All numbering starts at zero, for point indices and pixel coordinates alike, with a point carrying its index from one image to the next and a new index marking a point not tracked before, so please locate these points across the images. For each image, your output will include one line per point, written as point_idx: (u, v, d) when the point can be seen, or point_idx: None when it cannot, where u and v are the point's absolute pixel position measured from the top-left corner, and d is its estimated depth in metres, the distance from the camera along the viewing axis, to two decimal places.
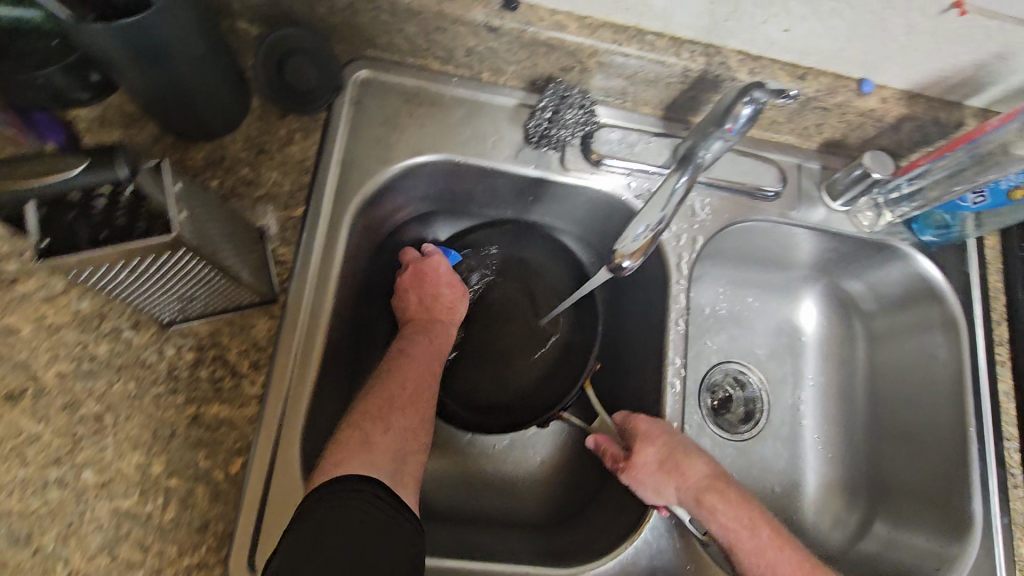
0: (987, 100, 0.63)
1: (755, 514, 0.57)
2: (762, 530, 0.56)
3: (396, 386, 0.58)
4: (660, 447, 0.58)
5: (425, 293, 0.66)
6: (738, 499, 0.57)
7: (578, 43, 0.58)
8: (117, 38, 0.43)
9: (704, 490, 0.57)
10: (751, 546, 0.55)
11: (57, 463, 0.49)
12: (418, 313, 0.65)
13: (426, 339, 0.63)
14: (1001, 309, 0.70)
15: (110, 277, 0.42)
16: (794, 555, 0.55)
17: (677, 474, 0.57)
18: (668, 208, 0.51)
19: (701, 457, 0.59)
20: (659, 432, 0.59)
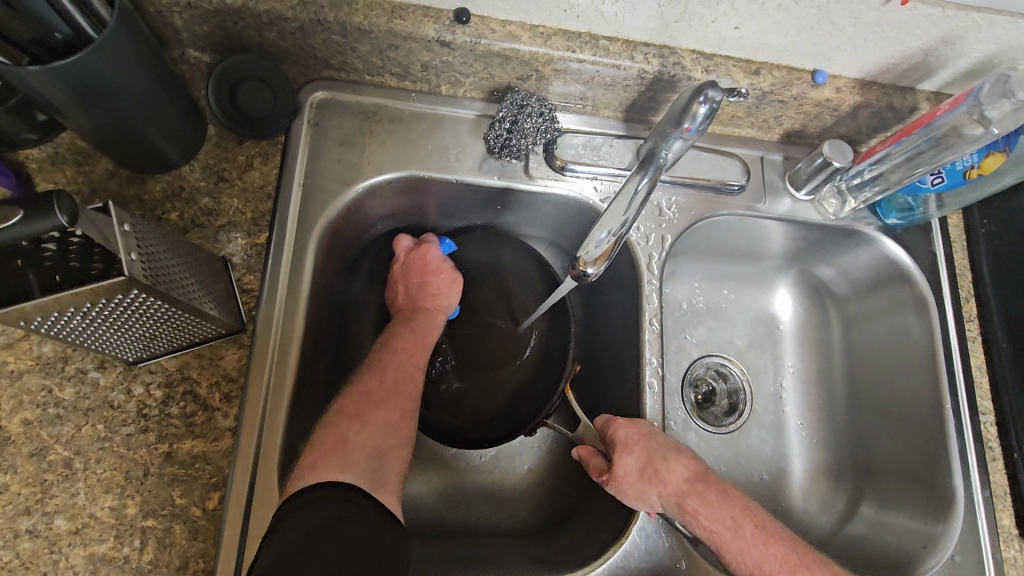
0: (938, 84, 0.64)
1: (739, 513, 0.56)
2: (746, 527, 0.56)
3: (375, 377, 0.59)
4: (639, 453, 0.57)
5: (411, 283, 0.66)
6: (720, 498, 0.57)
7: (532, 52, 0.58)
8: (56, 79, 0.43)
9: (686, 495, 0.56)
10: (737, 545, 0.55)
11: (27, 512, 0.48)
12: (405, 304, 0.66)
13: (410, 330, 0.63)
14: (968, 286, 0.72)
15: (68, 326, 0.42)
16: (779, 549, 0.55)
17: (658, 479, 0.57)
18: (629, 212, 0.51)
19: (682, 458, 0.59)
20: (637, 437, 0.58)
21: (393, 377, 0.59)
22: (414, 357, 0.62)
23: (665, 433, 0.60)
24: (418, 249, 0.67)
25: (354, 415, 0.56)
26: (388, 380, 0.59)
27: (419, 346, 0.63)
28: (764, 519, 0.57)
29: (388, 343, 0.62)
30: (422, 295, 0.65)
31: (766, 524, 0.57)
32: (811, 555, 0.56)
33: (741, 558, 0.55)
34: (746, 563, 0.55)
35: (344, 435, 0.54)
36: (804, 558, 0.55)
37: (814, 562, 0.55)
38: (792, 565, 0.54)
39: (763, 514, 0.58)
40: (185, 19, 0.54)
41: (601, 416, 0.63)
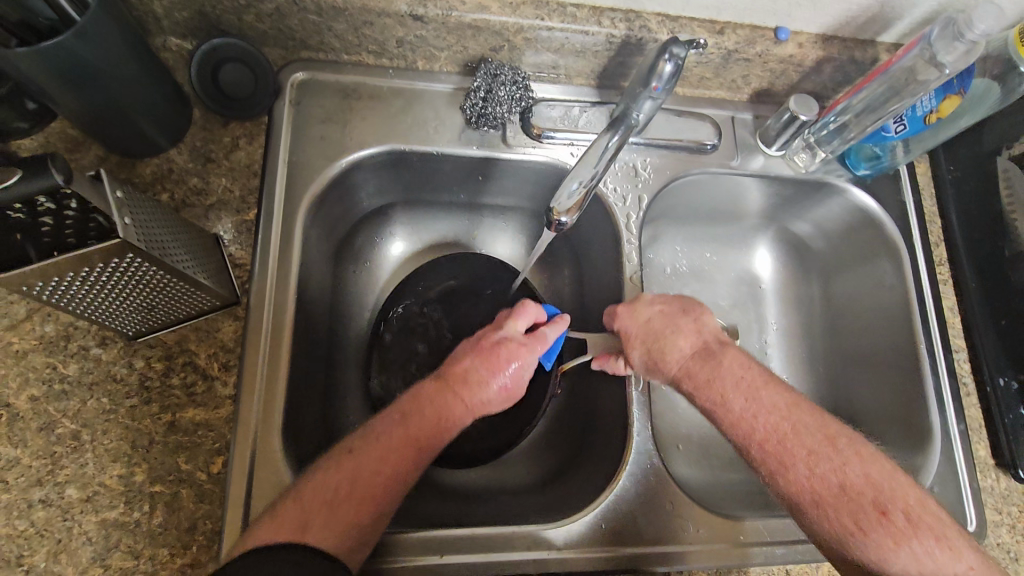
0: (896, 36, 0.67)
1: (729, 387, 0.57)
2: (738, 398, 0.56)
3: (362, 466, 0.49)
4: (637, 345, 0.61)
5: (481, 368, 0.56)
6: (714, 372, 0.58)
7: (503, 21, 0.60)
8: (45, 62, 0.45)
9: (681, 375, 0.59)
10: (727, 413, 0.56)
11: (39, 483, 0.50)
12: (458, 381, 0.55)
13: (443, 425, 0.53)
14: (937, 232, 0.75)
15: (69, 293, 0.43)
16: (768, 420, 0.55)
17: (655, 361, 0.60)
18: (601, 163, 0.54)
19: (682, 335, 0.60)
20: (635, 322, 0.61)
21: (385, 476, 0.49)
22: (417, 458, 0.51)
23: (665, 316, 0.61)
24: (516, 345, 0.58)
25: (325, 497, 0.47)
26: (371, 469, 0.49)
27: (432, 449, 0.52)
28: (758, 389, 0.56)
29: (404, 421, 0.52)
30: (473, 387, 0.55)
31: (762, 393, 0.56)
32: (810, 423, 0.55)
33: (732, 431, 0.56)
34: (736, 433, 0.56)
35: (305, 517, 0.46)
36: (799, 427, 0.54)
37: (810, 431, 0.54)
38: (784, 431, 0.54)
39: (763, 381, 0.57)
40: (164, 5, 0.56)
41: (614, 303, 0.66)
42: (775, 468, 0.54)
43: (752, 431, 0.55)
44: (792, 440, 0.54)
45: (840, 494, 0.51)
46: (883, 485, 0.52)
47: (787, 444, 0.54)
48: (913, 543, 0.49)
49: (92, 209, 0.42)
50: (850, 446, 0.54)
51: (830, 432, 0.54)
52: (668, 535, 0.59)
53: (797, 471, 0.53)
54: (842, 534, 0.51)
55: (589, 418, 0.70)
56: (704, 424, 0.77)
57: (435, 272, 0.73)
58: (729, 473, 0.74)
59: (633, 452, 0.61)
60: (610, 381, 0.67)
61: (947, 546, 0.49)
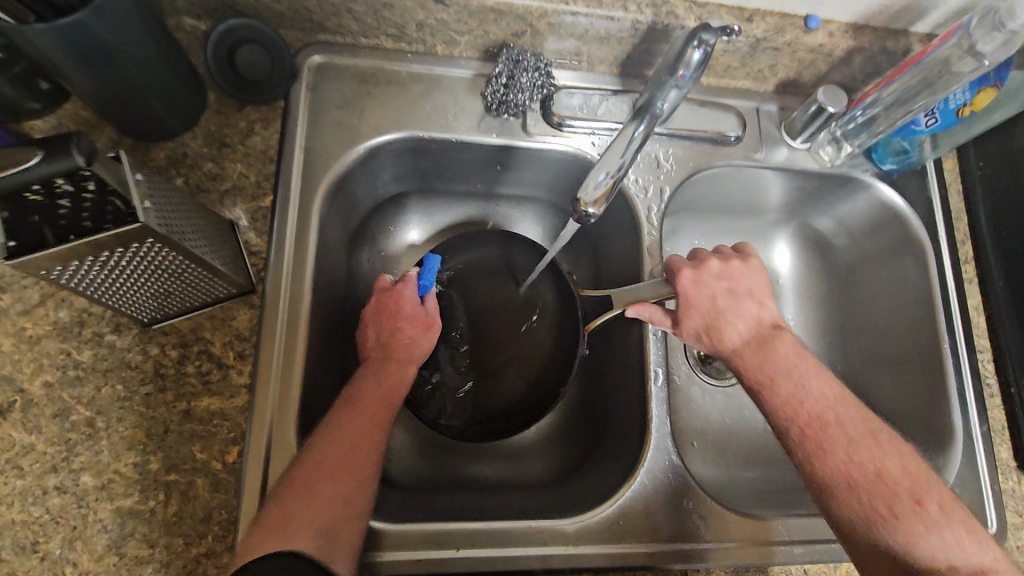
0: (930, 26, 0.65)
1: (779, 372, 0.57)
2: (785, 383, 0.56)
3: (330, 455, 0.51)
4: (697, 314, 0.60)
5: (382, 332, 0.61)
6: (766, 357, 0.58)
7: (526, 5, 0.58)
8: (62, 40, 0.43)
9: (741, 351, 0.59)
10: (772, 394, 0.56)
11: (54, 470, 0.49)
12: (374, 350, 0.60)
13: (386, 382, 0.57)
14: (963, 229, 0.73)
15: (84, 277, 0.42)
16: (814, 407, 0.55)
17: (711, 337, 0.60)
18: (627, 155, 0.53)
19: (738, 315, 0.60)
20: (698, 293, 0.60)
21: (354, 451, 0.52)
22: (378, 418, 0.54)
23: (727, 293, 0.61)
24: (392, 294, 0.62)
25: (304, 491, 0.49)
26: (346, 448, 0.51)
27: (388, 407, 0.56)
28: (805, 376, 0.57)
29: (351, 400, 0.55)
30: (391, 345, 0.60)
31: (811, 380, 0.56)
32: (852, 414, 0.55)
33: (774, 409, 0.56)
34: (778, 413, 0.56)
35: (294, 517, 0.47)
36: (841, 416, 0.55)
37: (851, 420, 0.55)
38: (827, 418, 0.55)
39: (814, 370, 0.57)
40: None
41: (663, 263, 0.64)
42: (813, 450, 0.54)
43: (795, 414, 0.55)
44: (833, 428, 0.54)
45: (874, 481, 0.52)
46: (915, 476, 0.52)
47: (827, 429, 0.54)
48: (942, 531, 0.50)
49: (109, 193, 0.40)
50: (889, 440, 0.54)
51: (871, 424, 0.54)
52: (685, 533, 0.58)
53: (835, 455, 0.53)
54: (871, 518, 0.51)
55: (606, 412, 0.69)
56: (720, 421, 0.76)
57: (446, 260, 0.70)
58: (745, 471, 0.73)
59: (651, 448, 0.60)
60: (629, 374, 0.66)
61: (973, 535, 0.50)
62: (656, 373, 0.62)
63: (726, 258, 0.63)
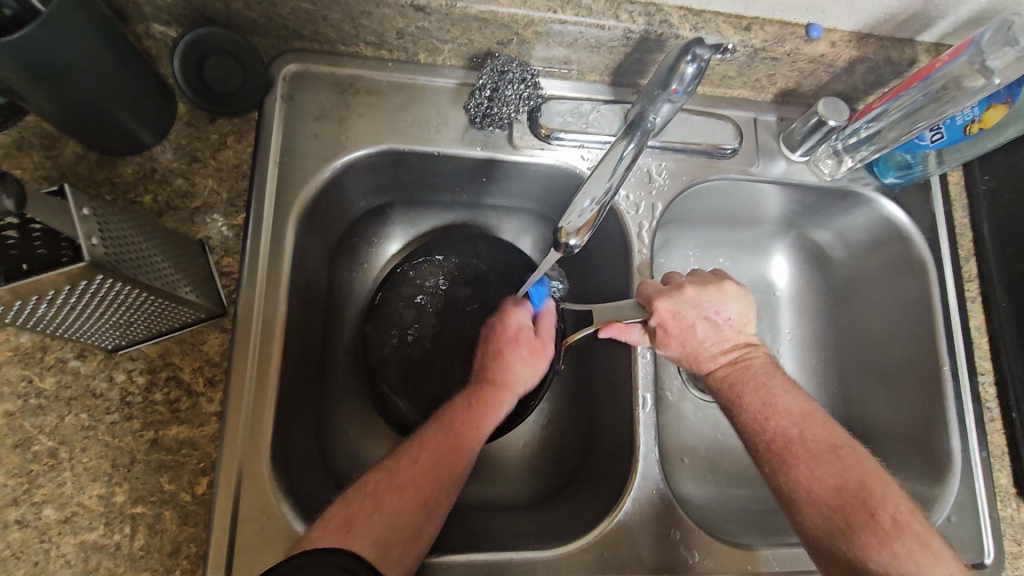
0: (938, 35, 0.62)
1: (746, 391, 0.55)
2: (754, 400, 0.54)
3: (407, 467, 0.51)
4: (672, 337, 0.57)
5: (489, 351, 0.61)
6: (738, 378, 0.56)
7: (511, 14, 0.55)
8: (9, 60, 0.41)
9: (729, 375, 0.56)
10: (741, 411, 0.54)
11: (16, 503, 0.48)
12: (479, 371, 0.61)
13: (480, 409, 0.56)
14: (968, 245, 0.70)
15: (36, 314, 0.40)
16: (779, 423, 0.52)
17: (688, 361, 0.58)
18: (613, 179, 0.50)
19: (713, 339, 0.58)
20: (675, 322, 0.57)
21: (433, 466, 0.52)
22: (463, 443, 0.54)
23: (703, 309, 0.58)
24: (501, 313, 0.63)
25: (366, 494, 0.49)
26: (423, 462, 0.52)
27: (480, 430, 0.55)
28: (771, 394, 0.54)
29: (445, 415, 0.56)
30: (495, 366, 0.60)
31: (776, 396, 0.54)
32: (816, 429, 0.52)
33: (745, 428, 0.53)
34: (746, 431, 0.53)
35: (354, 518, 0.47)
36: (805, 433, 0.52)
37: (816, 436, 0.51)
38: (791, 434, 0.51)
39: (782, 386, 0.54)
40: None
41: (645, 281, 0.63)
42: (777, 465, 0.51)
43: (761, 431, 0.52)
44: (796, 444, 0.51)
45: (836, 496, 0.48)
46: (877, 492, 0.48)
47: (791, 445, 0.51)
48: (898, 547, 0.46)
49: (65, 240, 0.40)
50: (852, 455, 0.50)
51: (836, 440, 0.51)
52: (672, 563, 0.57)
53: (797, 471, 0.50)
54: (832, 535, 0.47)
55: (593, 434, 0.67)
56: (711, 437, 0.74)
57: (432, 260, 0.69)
58: (737, 491, 0.71)
59: (639, 477, 0.58)
60: (618, 396, 0.63)
61: (933, 553, 0.45)
62: (644, 398, 0.60)
63: (700, 280, 0.60)
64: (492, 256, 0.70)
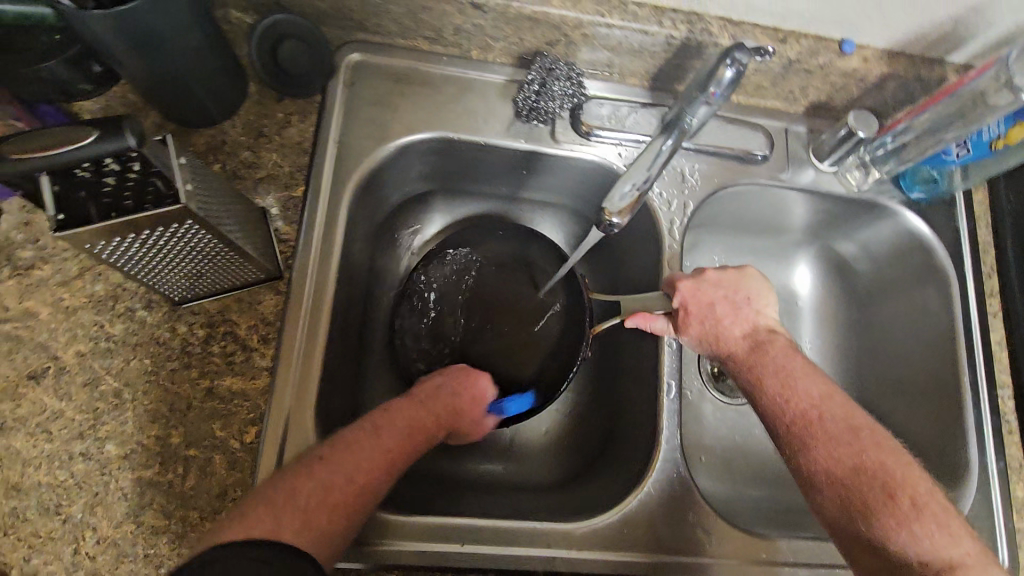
0: (967, 56, 0.65)
1: (765, 372, 0.56)
2: (772, 380, 0.55)
3: (336, 476, 0.48)
4: (695, 320, 0.59)
5: (444, 383, 0.60)
6: (758, 360, 0.57)
7: (562, 16, 0.59)
8: (116, 29, 0.45)
9: (750, 358, 0.58)
10: (761, 393, 0.56)
11: (81, 437, 0.51)
12: (424, 393, 0.59)
13: (417, 434, 0.55)
14: (991, 262, 0.72)
15: (124, 253, 0.44)
16: (799, 404, 0.54)
17: (709, 340, 0.60)
18: (654, 168, 0.54)
19: (733, 320, 0.60)
20: (696, 303, 0.59)
21: (366, 482, 0.49)
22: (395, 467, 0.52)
23: (724, 292, 0.61)
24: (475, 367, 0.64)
25: (291, 495, 0.46)
26: (360, 478, 0.49)
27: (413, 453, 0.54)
28: (790, 376, 0.55)
29: (380, 427, 0.53)
30: (442, 397, 0.59)
31: (796, 378, 0.55)
32: (836, 412, 0.53)
33: (765, 410, 0.55)
34: (767, 412, 0.55)
35: (281, 523, 0.45)
36: (825, 414, 0.53)
37: (835, 418, 0.53)
38: (811, 415, 0.53)
39: (802, 369, 0.56)
40: None
41: (674, 273, 0.66)
42: (797, 445, 0.53)
43: (782, 412, 0.54)
44: (817, 426, 0.53)
45: (854, 475, 0.50)
46: (895, 472, 0.50)
47: (811, 427, 0.53)
48: (914, 526, 0.48)
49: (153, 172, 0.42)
50: (871, 436, 0.52)
51: (855, 422, 0.53)
52: (688, 545, 0.59)
53: (817, 452, 0.52)
54: (850, 513, 0.49)
55: (615, 422, 0.69)
56: (729, 437, 0.76)
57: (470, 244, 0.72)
58: (752, 490, 0.73)
59: (660, 462, 0.61)
60: (642, 385, 0.66)
61: (949, 534, 0.47)
62: (669, 385, 0.62)
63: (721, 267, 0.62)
64: (528, 245, 0.73)
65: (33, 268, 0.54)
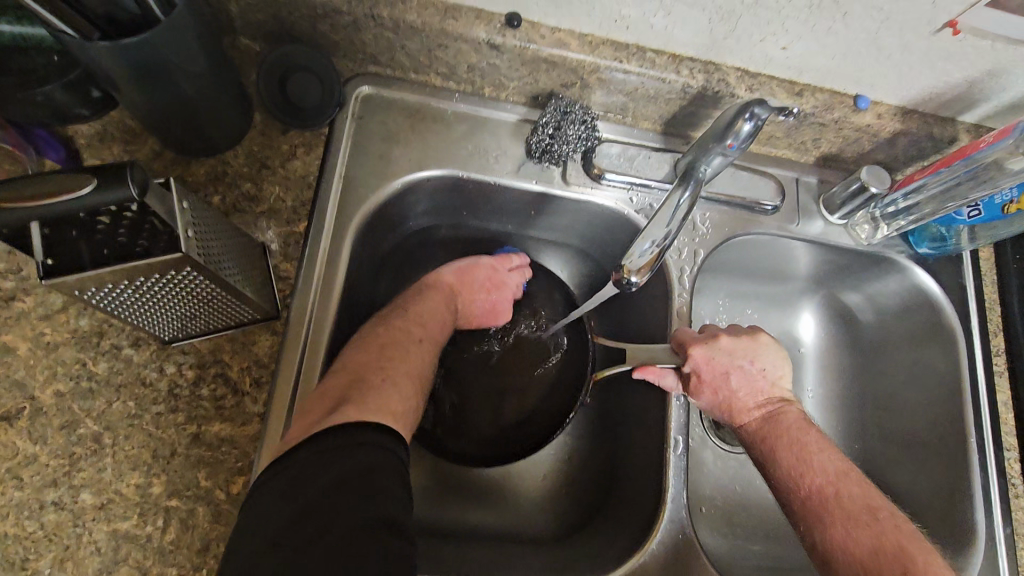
0: (979, 116, 0.65)
1: (778, 443, 0.55)
2: (786, 454, 0.54)
3: (430, 360, 0.58)
4: (706, 387, 0.58)
5: (489, 293, 0.66)
6: (771, 432, 0.56)
7: (580, 60, 0.58)
8: (120, 56, 0.43)
9: (763, 430, 0.57)
10: (773, 466, 0.55)
11: (54, 485, 0.48)
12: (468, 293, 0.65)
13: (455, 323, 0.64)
14: (997, 320, 0.72)
15: (115, 296, 0.42)
16: (813, 479, 0.52)
17: (720, 409, 0.59)
18: (673, 224, 0.53)
19: (747, 390, 0.59)
20: (709, 369, 0.58)
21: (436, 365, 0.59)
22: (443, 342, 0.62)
23: (738, 358, 0.60)
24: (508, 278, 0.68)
25: (409, 375, 0.54)
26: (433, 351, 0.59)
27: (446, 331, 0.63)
28: (803, 448, 0.54)
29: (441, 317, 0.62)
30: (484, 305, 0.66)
31: (811, 452, 0.54)
32: (853, 490, 0.51)
33: (780, 484, 0.54)
34: (780, 486, 0.54)
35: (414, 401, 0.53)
36: (841, 492, 0.51)
37: (852, 497, 0.51)
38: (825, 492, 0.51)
39: (816, 443, 0.55)
40: (241, 6, 0.55)
41: (683, 326, 0.64)
42: (813, 523, 0.51)
43: (795, 487, 0.52)
44: (832, 503, 0.51)
45: (872, 558, 0.47)
46: (918, 557, 0.47)
47: (826, 504, 0.51)
48: None
49: (151, 211, 0.39)
50: (890, 518, 0.50)
51: (873, 502, 0.50)
52: None
53: (832, 530, 0.50)
54: None
55: (616, 473, 0.67)
56: (729, 488, 0.74)
57: None
58: (752, 544, 0.71)
59: (666, 519, 0.58)
60: (646, 436, 0.64)
61: None
62: (675, 441, 0.60)
63: (735, 331, 0.61)
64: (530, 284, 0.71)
65: (13, 299, 0.51)
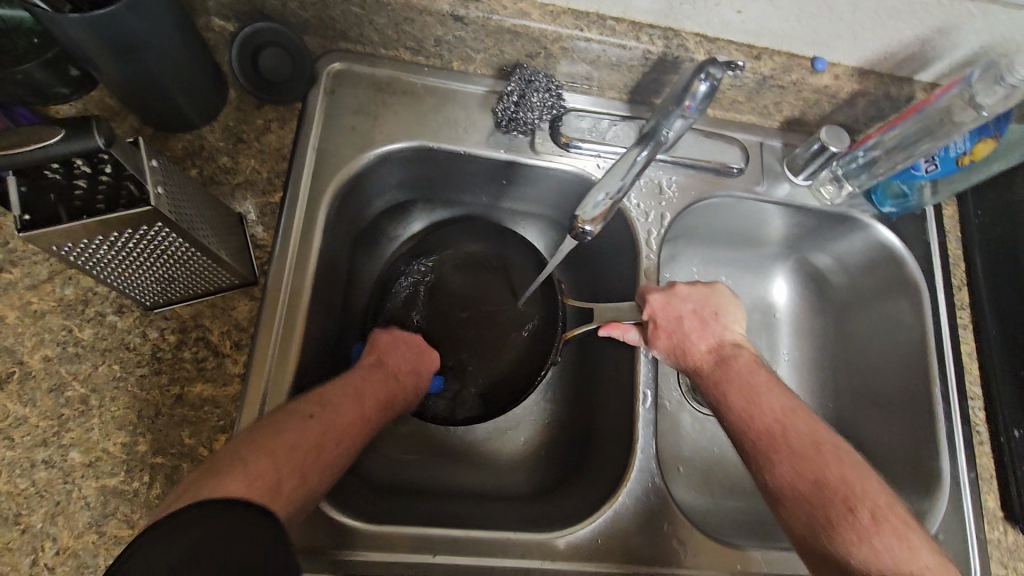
0: (934, 75, 0.67)
1: (728, 385, 0.57)
2: (735, 396, 0.56)
3: (332, 436, 0.49)
4: (662, 332, 0.60)
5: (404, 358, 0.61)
6: (722, 375, 0.58)
7: (542, 29, 0.60)
8: (92, 32, 0.45)
9: (716, 375, 0.58)
10: (726, 408, 0.56)
11: (44, 444, 0.50)
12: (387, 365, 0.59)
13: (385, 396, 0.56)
14: (960, 276, 0.74)
15: (93, 255, 0.44)
16: (761, 418, 0.54)
17: (675, 354, 0.60)
18: (627, 179, 0.55)
19: (700, 335, 0.61)
20: (665, 313, 0.60)
21: (349, 444, 0.50)
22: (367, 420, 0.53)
23: (691, 305, 0.62)
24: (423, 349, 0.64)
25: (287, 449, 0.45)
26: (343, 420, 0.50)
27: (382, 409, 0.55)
28: (751, 389, 0.56)
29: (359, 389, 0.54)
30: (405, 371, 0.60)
31: (760, 393, 0.55)
32: (799, 426, 0.53)
33: (733, 425, 0.55)
34: (733, 426, 0.56)
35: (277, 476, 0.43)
36: (787, 429, 0.53)
37: (798, 433, 0.53)
38: (773, 430, 0.53)
39: (765, 385, 0.56)
40: None
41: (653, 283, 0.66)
42: (761, 461, 0.53)
43: (746, 427, 0.54)
44: (779, 440, 0.53)
45: (815, 491, 0.50)
46: (856, 486, 0.50)
47: (774, 442, 0.53)
48: (875, 541, 0.47)
49: (125, 176, 0.43)
50: (832, 450, 0.52)
51: (817, 437, 0.52)
52: (663, 556, 0.59)
53: (780, 466, 0.52)
54: (816, 530, 0.49)
55: (592, 431, 0.69)
56: (707, 449, 0.76)
57: (450, 247, 0.73)
58: (729, 500, 0.73)
59: (635, 470, 0.60)
60: (619, 393, 0.66)
61: (909, 546, 0.47)
62: (644, 395, 0.62)
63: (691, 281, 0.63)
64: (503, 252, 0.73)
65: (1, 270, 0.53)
